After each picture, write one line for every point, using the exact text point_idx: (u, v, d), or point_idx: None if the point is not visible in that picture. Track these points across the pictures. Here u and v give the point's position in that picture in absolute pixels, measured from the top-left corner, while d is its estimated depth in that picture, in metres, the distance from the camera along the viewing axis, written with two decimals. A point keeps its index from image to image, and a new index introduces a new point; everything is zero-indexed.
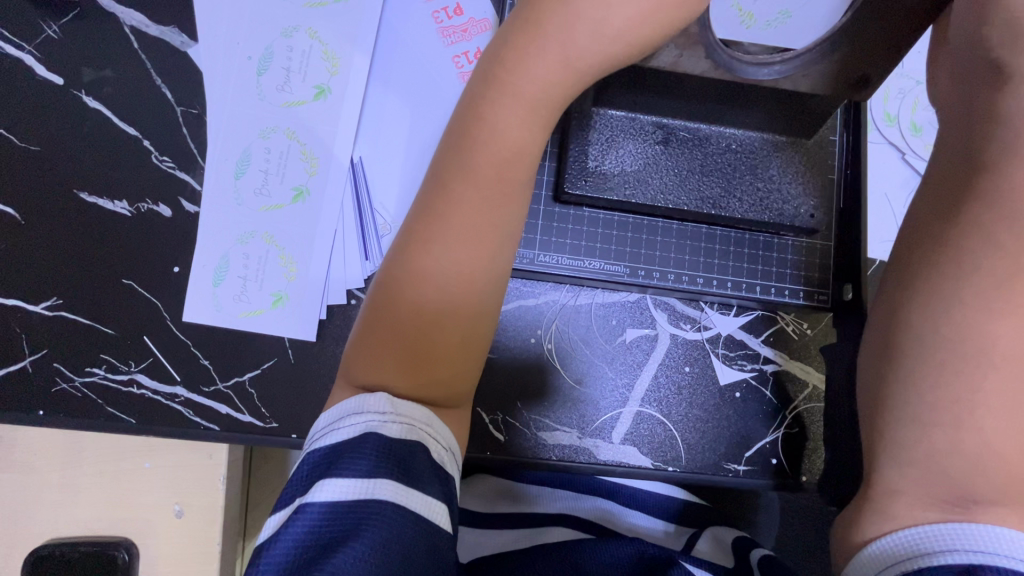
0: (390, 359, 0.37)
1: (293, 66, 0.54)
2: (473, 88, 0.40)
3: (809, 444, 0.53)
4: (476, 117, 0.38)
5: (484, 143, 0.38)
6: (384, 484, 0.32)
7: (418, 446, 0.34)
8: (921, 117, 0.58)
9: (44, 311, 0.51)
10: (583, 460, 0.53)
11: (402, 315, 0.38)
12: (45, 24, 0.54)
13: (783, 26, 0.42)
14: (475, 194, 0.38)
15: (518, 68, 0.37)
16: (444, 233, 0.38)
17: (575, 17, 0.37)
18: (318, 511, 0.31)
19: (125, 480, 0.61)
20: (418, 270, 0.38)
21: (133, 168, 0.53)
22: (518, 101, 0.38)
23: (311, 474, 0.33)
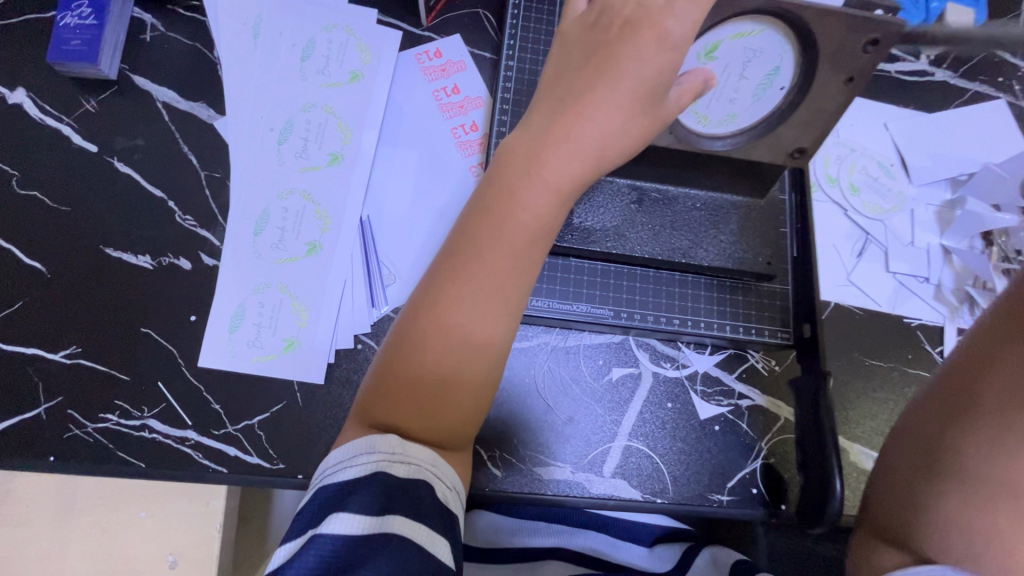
0: (402, 393, 0.42)
1: (310, 136, 0.60)
2: (503, 174, 0.44)
3: (783, 473, 0.58)
4: (516, 201, 0.43)
5: (521, 221, 0.43)
6: (393, 517, 0.35)
7: (423, 484, 0.38)
8: (858, 179, 0.68)
9: (62, 359, 0.53)
10: (577, 494, 0.56)
11: (414, 352, 0.42)
12: (84, 100, 0.60)
13: (734, 124, 0.48)
14: (501, 258, 0.43)
15: (556, 166, 0.43)
16: (472, 288, 0.43)
17: (594, 127, 0.43)
18: (329, 542, 0.34)
19: (119, 531, 0.62)
20: (432, 321, 0.42)
21: (159, 226, 0.57)
22: (548, 191, 0.43)
23: (320, 510, 0.36)
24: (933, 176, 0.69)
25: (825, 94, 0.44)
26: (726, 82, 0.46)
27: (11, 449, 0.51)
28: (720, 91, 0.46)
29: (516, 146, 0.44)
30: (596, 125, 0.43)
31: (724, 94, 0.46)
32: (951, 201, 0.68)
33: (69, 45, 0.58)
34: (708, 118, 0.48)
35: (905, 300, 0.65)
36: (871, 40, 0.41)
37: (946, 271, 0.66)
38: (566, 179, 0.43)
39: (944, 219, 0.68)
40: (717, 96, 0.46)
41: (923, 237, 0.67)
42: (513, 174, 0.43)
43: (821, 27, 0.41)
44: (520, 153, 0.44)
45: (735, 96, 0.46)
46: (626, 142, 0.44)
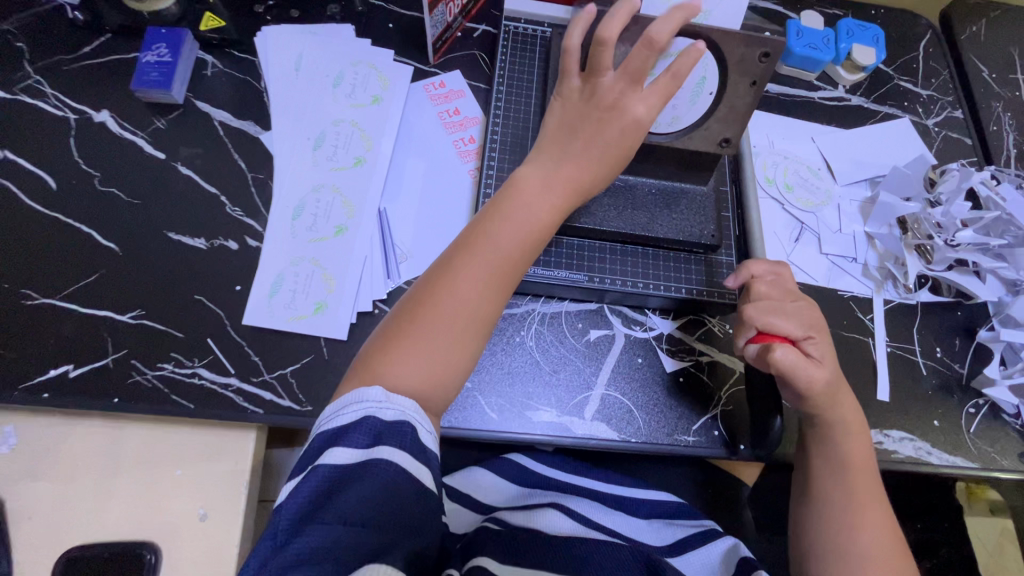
0: (415, 345, 0.50)
1: (339, 145, 0.73)
2: (522, 181, 0.57)
3: (739, 417, 0.67)
4: (529, 202, 0.56)
5: (529, 219, 0.55)
6: (384, 448, 0.45)
7: (408, 426, 0.47)
8: (791, 180, 0.82)
9: (128, 319, 0.63)
10: (562, 434, 0.65)
11: (430, 310, 0.51)
12: (156, 119, 0.74)
13: (679, 124, 0.61)
14: (511, 248, 0.54)
15: (559, 178, 0.56)
16: (484, 269, 0.53)
17: (592, 152, 0.56)
18: (327, 471, 0.44)
19: (155, 487, 0.70)
20: (448, 287, 0.52)
21: (213, 215, 0.70)
22: (552, 198, 0.56)
23: (321, 445, 0.46)
24: (853, 178, 0.83)
25: (738, 95, 0.58)
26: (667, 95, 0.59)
27: (82, 391, 0.60)
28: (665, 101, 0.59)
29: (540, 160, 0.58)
30: (595, 151, 0.56)
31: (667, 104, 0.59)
32: (870, 197, 0.82)
33: (149, 76, 0.73)
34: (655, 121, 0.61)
35: (838, 276, 0.77)
36: (764, 53, 0.55)
37: (870, 252, 0.79)
38: (566, 190, 0.56)
39: (865, 211, 0.81)
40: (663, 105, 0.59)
41: (849, 225, 0.80)
42: (528, 181, 0.56)
43: (726, 44, 0.55)
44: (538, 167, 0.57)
45: (675, 103, 0.59)
46: (613, 167, 0.58)
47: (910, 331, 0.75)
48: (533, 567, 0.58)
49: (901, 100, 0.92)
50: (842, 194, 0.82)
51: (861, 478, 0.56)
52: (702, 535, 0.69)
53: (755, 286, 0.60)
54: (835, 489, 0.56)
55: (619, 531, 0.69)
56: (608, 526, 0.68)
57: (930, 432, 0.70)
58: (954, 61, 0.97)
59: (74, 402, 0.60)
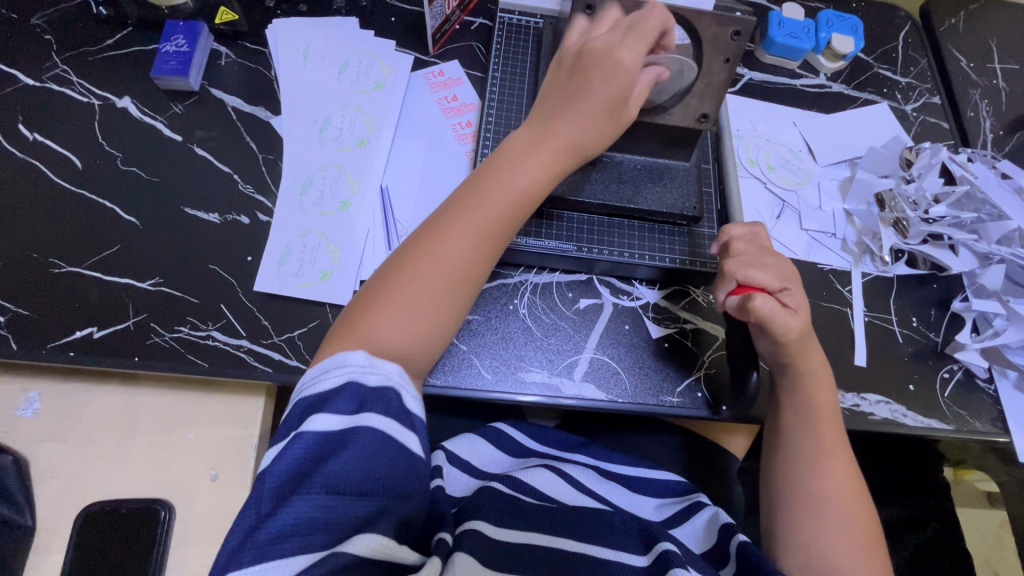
0: (399, 298, 0.53)
1: (344, 127, 0.78)
2: (512, 147, 0.59)
3: (721, 380, 0.71)
4: (513, 168, 0.58)
5: (515, 183, 0.58)
6: (369, 416, 0.46)
7: (391, 392, 0.47)
8: (773, 161, 0.86)
9: (147, 287, 0.68)
10: (553, 395, 0.69)
11: (414, 266, 0.54)
12: (173, 105, 0.79)
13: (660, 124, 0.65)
14: (494, 213, 0.57)
15: (545, 145, 0.59)
16: (467, 230, 0.56)
17: (579, 119, 0.58)
18: (312, 438, 0.45)
19: (170, 448, 0.74)
20: (432, 245, 0.55)
21: (225, 192, 0.74)
22: (539, 164, 0.58)
23: (304, 412, 0.47)
24: (833, 159, 0.87)
25: (713, 72, 0.62)
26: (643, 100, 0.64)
27: (104, 351, 0.64)
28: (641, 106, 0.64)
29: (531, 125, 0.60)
30: (580, 118, 0.58)
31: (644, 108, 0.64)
32: (848, 176, 0.86)
33: (167, 65, 0.78)
34: None
35: (817, 250, 0.81)
36: (735, 31, 0.59)
37: (849, 228, 0.82)
38: (550, 158, 0.59)
39: (844, 190, 0.85)
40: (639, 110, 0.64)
41: (829, 203, 0.84)
42: (514, 149, 0.59)
43: (700, 23, 0.59)
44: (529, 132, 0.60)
45: (652, 106, 0.64)
46: (601, 135, 0.59)
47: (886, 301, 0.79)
48: (529, 529, 0.60)
49: (880, 87, 0.96)
50: (821, 175, 0.86)
51: (826, 430, 0.62)
52: (688, 508, 0.71)
53: (733, 244, 0.65)
54: (803, 440, 0.62)
55: (610, 499, 0.71)
56: (595, 489, 0.72)
57: (905, 395, 0.74)
58: (931, 51, 1.01)
59: (97, 361, 0.64)
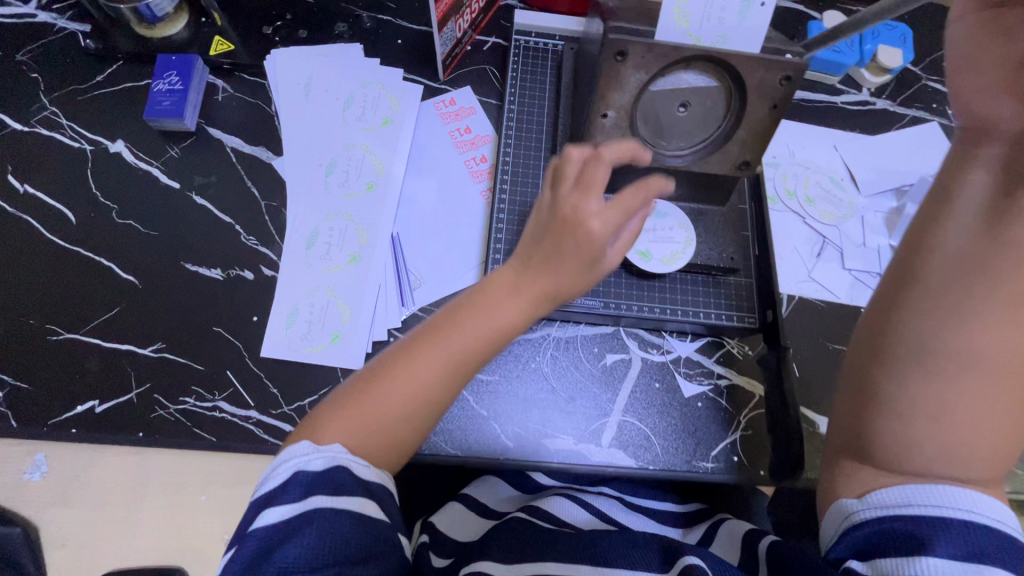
0: (364, 416, 0.48)
1: (350, 170, 0.73)
2: (494, 276, 0.53)
3: (758, 442, 0.66)
4: (496, 296, 0.52)
5: (498, 316, 0.51)
6: (315, 498, 0.43)
7: (341, 470, 0.45)
8: (812, 192, 0.80)
9: (150, 353, 0.64)
10: (579, 462, 0.65)
11: (385, 380, 0.50)
12: (170, 147, 0.74)
13: (690, 247, 0.65)
14: (472, 343, 0.51)
15: (520, 278, 0.52)
16: (444, 356, 0.50)
17: (573, 248, 0.50)
18: (263, 532, 0.43)
19: (182, 512, 0.71)
20: (408, 363, 0.50)
21: (227, 245, 0.70)
22: (521, 298, 0.52)
23: (256, 509, 0.44)
24: (878, 188, 0.80)
25: (757, 118, 0.56)
26: (662, 233, 0.65)
27: (108, 426, 0.61)
28: (660, 238, 0.65)
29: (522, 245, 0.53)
30: (574, 247, 0.50)
31: (663, 239, 0.65)
32: (896, 207, 0.79)
33: (161, 105, 0.73)
34: (669, 144, 0.59)
35: (862, 292, 0.75)
36: (786, 75, 0.52)
37: None
38: (533, 292, 0.52)
39: (891, 223, 0.78)
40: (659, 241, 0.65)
41: (874, 239, 0.77)
42: (494, 278, 0.53)
43: (746, 69, 0.52)
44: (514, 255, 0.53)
45: (672, 236, 0.65)
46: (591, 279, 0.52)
47: None
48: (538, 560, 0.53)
49: (930, 102, 0.87)
50: (866, 206, 0.79)
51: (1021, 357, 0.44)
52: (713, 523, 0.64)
53: None
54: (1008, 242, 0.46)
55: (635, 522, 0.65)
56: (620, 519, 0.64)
57: None
58: None
59: (101, 436, 0.61)
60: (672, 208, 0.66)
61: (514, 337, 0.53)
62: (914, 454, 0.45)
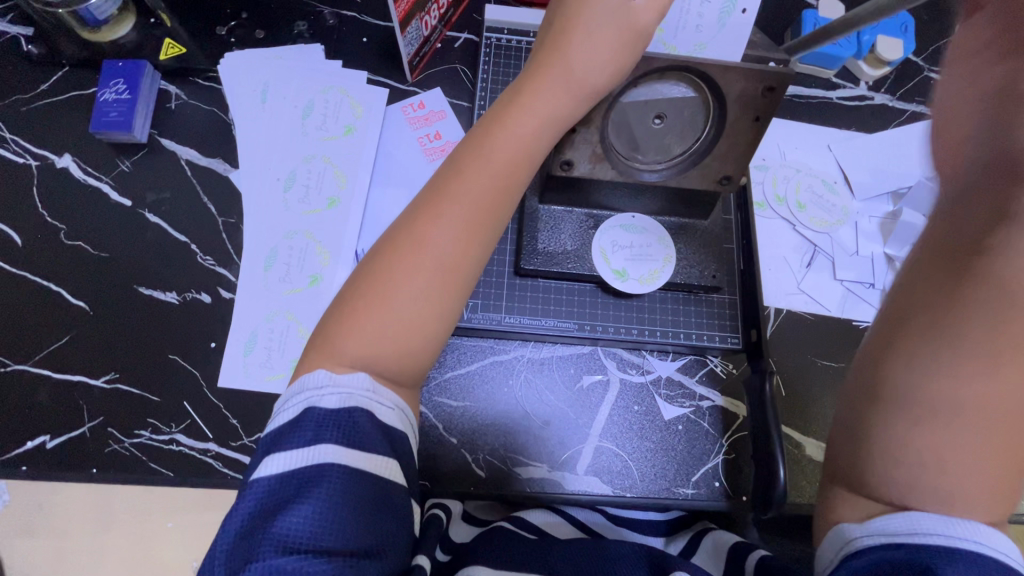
0: (368, 305, 0.47)
1: (312, 184, 0.69)
2: (490, 121, 0.50)
3: (741, 467, 0.64)
4: (502, 125, 0.49)
5: (502, 144, 0.48)
6: (324, 447, 0.41)
7: (358, 410, 0.43)
8: (803, 197, 0.75)
9: (102, 384, 0.61)
10: (553, 491, 0.62)
11: (393, 256, 0.48)
12: (120, 161, 0.70)
13: (670, 266, 0.62)
14: (475, 180, 0.48)
15: (517, 131, 0.48)
16: (449, 214, 0.48)
17: (578, 49, 0.47)
18: (268, 481, 0.40)
19: (148, 540, 0.69)
20: (412, 236, 0.48)
21: (182, 266, 0.66)
22: (533, 117, 0.48)
23: (264, 451, 0.42)
24: (873, 191, 0.75)
25: (738, 132, 0.51)
26: (641, 251, 0.62)
27: (60, 463, 0.59)
28: (639, 256, 0.62)
29: (509, 99, 0.50)
30: (579, 52, 0.47)
31: (643, 258, 0.62)
32: (892, 212, 0.74)
33: (108, 116, 0.69)
34: (643, 158, 0.55)
35: (853, 305, 0.71)
36: (768, 86, 0.48)
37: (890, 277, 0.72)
38: (547, 103, 0.48)
39: (886, 229, 0.74)
40: (637, 261, 0.62)
41: (868, 246, 0.73)
42: (485, 126, 0.50)
43: (724, 79, 0.48)
44: (497, 117, 0.49)
45: (652, 254, 0.62)
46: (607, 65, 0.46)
47: None
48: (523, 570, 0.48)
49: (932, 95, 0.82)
50: (860, 211, 0.75)
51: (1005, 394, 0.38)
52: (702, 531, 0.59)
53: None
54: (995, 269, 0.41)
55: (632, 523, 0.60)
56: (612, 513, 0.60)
57: None
58: None
59: (54, 473, 0.59)
60: (652, 223, 0.62)
61: (530, 170, 0.50)
62: (923, 499, 0.34)
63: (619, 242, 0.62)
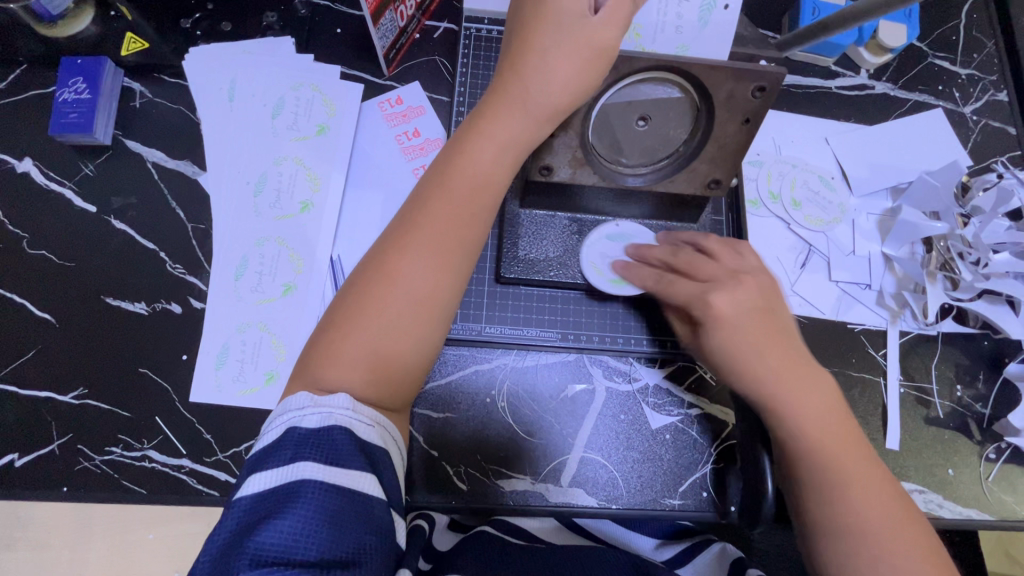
0: (349, 335, 0.45)
1: (283, 188, 0.66)
2: (452, 149, 0.48)
3: (730, 476, 0.62)
4: (464, 154, 0.47)
5: (467, 172, 0.47)
6: (305, 465, 0.40)
7: (337, 428, 0.42)
8: (798, 194, 0.72)
9: (70, 400, 0.60)
10: (537, 503, 0.61)
11: (369, 288, 0.46)
12: (83, 165, 0.67)
13: None
14: (441, 210, 0.47)
15: (482, 158, 0.47)
16: (416, 243, 0.47)
17: (538, 71, 0.44)
18: (251, 501, 0.39)
19: (127, 553, 0.68)
20: (383, 266, 0.47)
21: (151, 276, 0.64)
22: (492, 142, 0.47)
23: (247, 471, 0.42)
24: (871, 187, 0.72)
25: (727, 134, 0.48)
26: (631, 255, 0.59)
27: (30, 482, 0.57)
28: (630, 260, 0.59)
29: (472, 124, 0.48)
30: (540, 71, 0.44)
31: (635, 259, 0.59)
32: (891, 209, 0.72)
33: (67, 118, 0.65)
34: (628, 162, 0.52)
35: (849, 307, 0.69)
36: (758, 87, 0.45)
37: (887, 277, 0.70)
38: (509, 128, 0.46)
39: (884, 227, 0.71)
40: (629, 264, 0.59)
41: (864, 245, 0.71)
42: (448, 155, 0.48)
43: (711, 79, 0.45)
44: (459, 147, 0.48)
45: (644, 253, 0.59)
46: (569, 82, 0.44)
47: (930, 368, 0.67)
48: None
49: (935, 83, 0.78)
50: (858, 208, 0.72)
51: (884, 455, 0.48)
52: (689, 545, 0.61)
53: None
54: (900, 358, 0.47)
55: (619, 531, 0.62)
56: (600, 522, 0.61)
57: (944, 483, 0.64)
58: (1004, 27, 0.82)
59: (24, 493, 0.57)
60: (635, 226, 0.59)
61: (499, 192, 0.49)
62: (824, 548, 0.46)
63: (609, 253, 0.59)
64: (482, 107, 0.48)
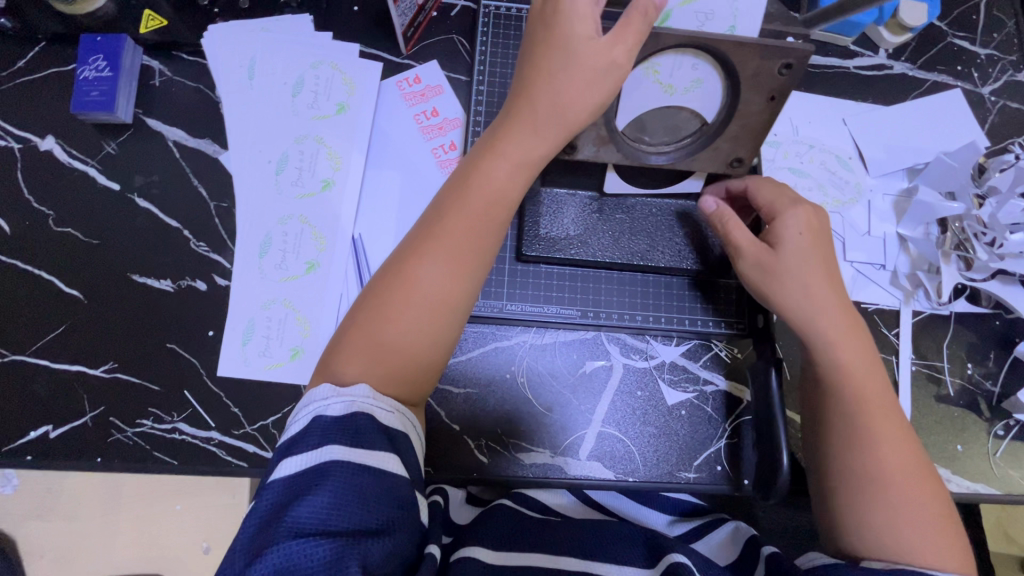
0: (363, 341, 0.47)
1: (304, 166, 0.67)
2: (469, 165, 0.50)
3: (744, 450, 0.64)
4: (481, 170, 0.49)
5: (482, 186, 0.49)
6: (332, 448, 0.41)
7: (361, 415, 0.43)
8: (815, 174, 0.72)
9: (101, 374, 0.61)
10: (555, 476, 0.62)
11: (380, 298, 0.48)
12: (105, 143, 0.67)
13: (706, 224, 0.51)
14: (457, 222, 0.49)
15: (497, 175, 0.49)
16: (432, 254, 0.48)
17: (554, 89, 0.46)
18: (281, 484, 0.40)
19: (158, 521, 0.71)
20: (400, 276, 0.48)
21: (176, 253, 0.65)
22: (506, 159, 0.49)
23: (276, 458, 0.43)
24: (887, 168, 0.73)
25: (751, 111, 0.48)
26: None
27: (64, 453, 0.59)
28: None
29: (490, 142, 0.50)
30: (553, 89, 0.46)
31: None
32: (907, 189, 0.72)
33: (89, 95, 0.66)
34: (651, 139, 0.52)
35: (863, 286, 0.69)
36: (785, 63, 0.45)
37: (901, 258, 0.70)
38: (523, 147, 0.48)
39: (900, 208, 0.72)
40: None
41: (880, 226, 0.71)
42: (464, 171, 0.50)
43: (738, 56, 0.45)
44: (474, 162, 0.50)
45: None
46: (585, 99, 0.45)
47: (942, 346, 0.68)
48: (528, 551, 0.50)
49: (954, 63, 0.78)
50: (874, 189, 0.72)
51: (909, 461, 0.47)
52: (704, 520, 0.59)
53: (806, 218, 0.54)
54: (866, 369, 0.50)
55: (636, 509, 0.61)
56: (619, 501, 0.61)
57: (953, 458, 0.65)
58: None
59: (59, 463, 0.59)
60: None
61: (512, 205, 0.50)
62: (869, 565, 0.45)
63: None
64: (497, 125, 0.50)
